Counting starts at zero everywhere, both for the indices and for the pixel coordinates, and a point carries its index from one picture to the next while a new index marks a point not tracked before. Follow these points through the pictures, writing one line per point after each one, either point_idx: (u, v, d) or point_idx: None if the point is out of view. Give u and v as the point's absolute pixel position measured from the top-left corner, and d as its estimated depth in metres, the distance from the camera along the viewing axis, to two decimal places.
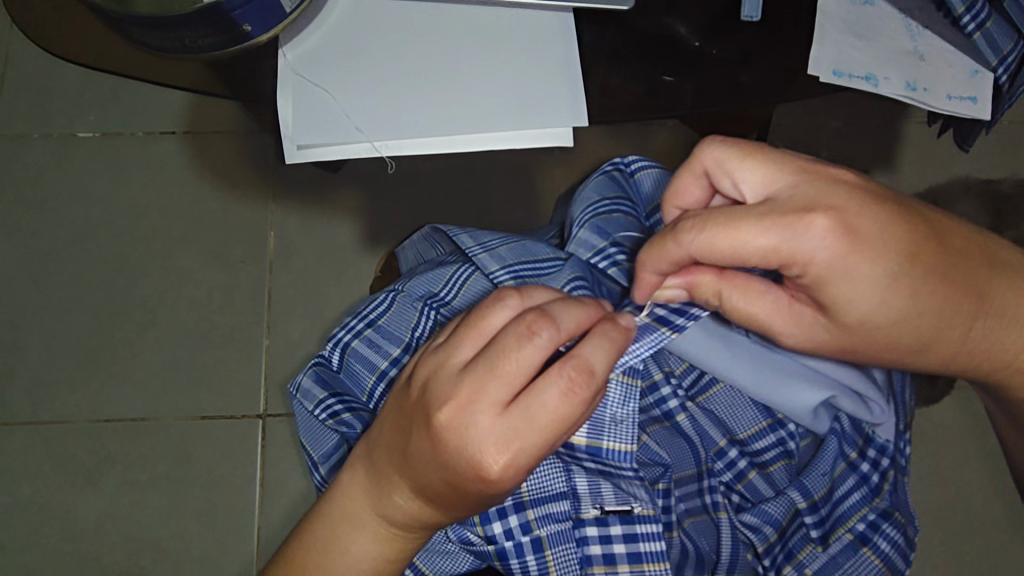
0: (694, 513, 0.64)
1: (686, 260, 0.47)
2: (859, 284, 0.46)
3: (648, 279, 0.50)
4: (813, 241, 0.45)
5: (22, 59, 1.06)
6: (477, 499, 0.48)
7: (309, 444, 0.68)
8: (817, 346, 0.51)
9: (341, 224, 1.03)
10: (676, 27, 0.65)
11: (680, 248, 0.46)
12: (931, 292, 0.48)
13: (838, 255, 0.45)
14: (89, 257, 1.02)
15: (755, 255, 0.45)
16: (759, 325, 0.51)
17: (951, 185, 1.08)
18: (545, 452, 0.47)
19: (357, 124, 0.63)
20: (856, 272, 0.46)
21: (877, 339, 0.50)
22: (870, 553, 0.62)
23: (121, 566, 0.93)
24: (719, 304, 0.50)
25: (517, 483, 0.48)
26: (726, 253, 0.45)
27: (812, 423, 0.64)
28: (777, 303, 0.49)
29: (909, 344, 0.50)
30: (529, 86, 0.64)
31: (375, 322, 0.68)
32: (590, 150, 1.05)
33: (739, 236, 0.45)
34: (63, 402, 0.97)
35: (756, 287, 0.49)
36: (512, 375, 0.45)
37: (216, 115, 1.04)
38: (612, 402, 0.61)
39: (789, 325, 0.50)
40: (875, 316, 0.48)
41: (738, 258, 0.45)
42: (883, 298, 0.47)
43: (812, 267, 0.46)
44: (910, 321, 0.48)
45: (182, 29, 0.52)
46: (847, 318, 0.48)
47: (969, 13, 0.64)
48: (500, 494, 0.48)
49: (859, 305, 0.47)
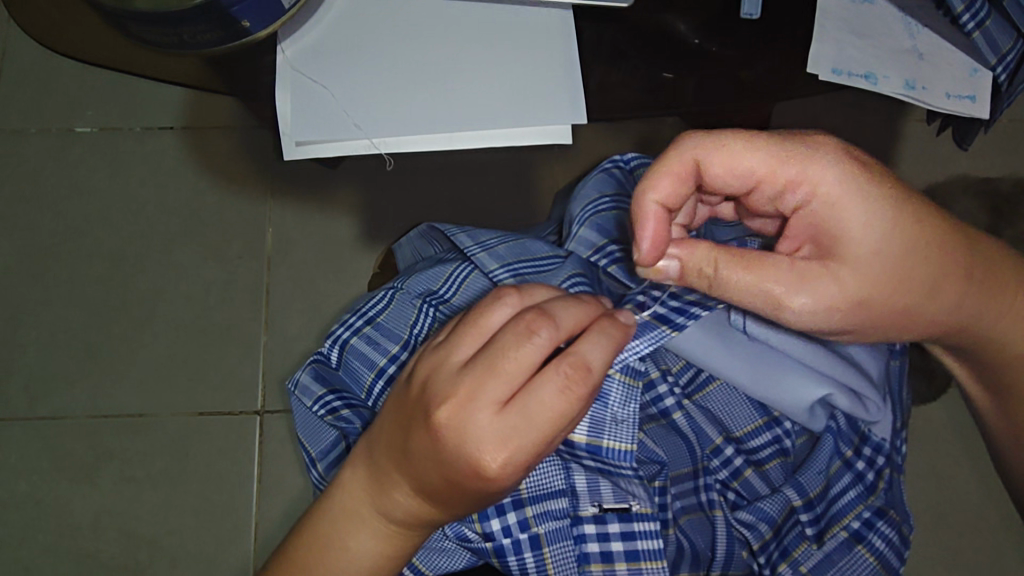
0: (690, 511, 0.64)
1: (691, 168, 0.49)
2: (868, 211, 0.50)
3: (651, 210, 0.49)
4: (823, 162, 0.49)
5: (18, 53, 1.06)
6: (477, 496, 0.48)
7: (308, 441, 0.68)
8: (833, 304, 0.51)
9: (339, 219, 1.03)
10: (676, 25, 0.64)
11: (685, 150, 0.49)
12: (930, 228, 0.51)
13: (846, 176, 0.49)
14: (88, 252, 1.02)
15: (764, 168, 0.49)
16: (763, 291, 0.50)
17: (950, 184, 1.08)
18: (543, 449, 0.46)
19: (357, 122, 0.63)
20: (862, 197, 0.50)
21: (891, 281, 0.51)
22: (864, 550, 0.63)
23: (120, 560, 0.93)
24: (714, 275, 0.50)
25: (516, 480, 0.48)
26: (736, 163, 0.49)
27: (808, 420, 0.64)
28: (781, 266, 0.50)
29: (922, 282, 0.52)
30: (528, 83, 0.64)
31: (375, 319, 0.68)
32: (589, 147, 1.05)
33: (749, 146, 0.49)
34: (62, 397, 0.97)
35: (754, 258, 0.50)
36: (511, 373, 0.45)
37: (214, 110, 1.03)
38: (613, 402, 0.61)
39: (794, 285, 0.50)
40: (883, 252, 0.50)
41: (749, 171, 0.49)
42: (888, 230, 0.50)
43: (819, 189, 0.50)
44: (917, 258, 0.51)
45: (179, 26, 0.52)
46: (854, 253, 0.50)
47: (969, 11, 0.65)
48: (501, 491, 0.48)
49: (869, 234, 0.50)
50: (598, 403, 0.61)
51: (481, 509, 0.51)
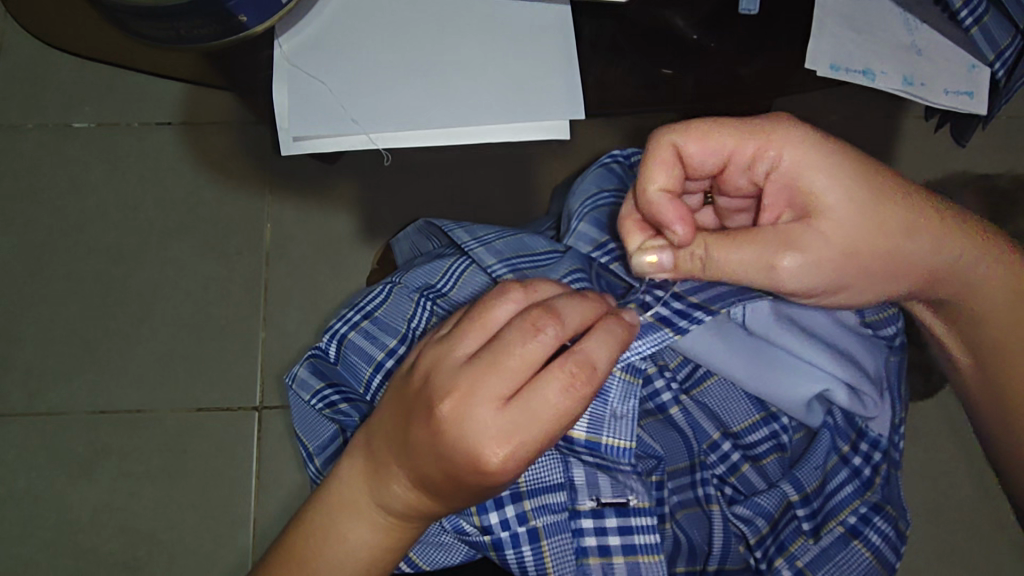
0: (687, 505, 0.64)
1: (671, 154, 0.51)
2: (831, 163, 0.51)
3: (654, 198, 0.50)
4: (782, 128, 0.52)
5: (14, 48, 1.05)
6: (478, 490, 0.48)
7: (305, 435, 0.68)
8: (821, 261, 0.53)
9: (337, 215, 1.03)
10: (673, 20, 0.61)
11: (661, 138, 0.51)
12: (885, 171, 0.54)
13: (804, 138, 0.51)
14: (86, 248, 1.02)
15: (733, 143, 0.51)
16: (754, 259, 0.51)
17: (949, 180, 1.08)
18: (545, 446, 0.47)
19: (353, 116, 0.64)
20: (827, 156, 0.52)
21: (869, 227, 0.52)
22: (860, 545, 0.63)
23: (118, 556, 0.93)
24: (705, 257, 0.51)
25: (515, 476, 0.48)
26: (708, 142, 0.51)
27: (806, 416, 0.65)
28: (766, 235, 0.52)
29: (896, 223, 0.53)
30: (526, 80, 0.65)
31: (372, 314, 0.68)
32: (587, 142, 1.05)
33: (715, 127, 0.51)
34: (58, 394, 0.97)
35: (740, 234, 0.51)
36: (515, 369, 0.45)
37: (212, 105, 1.03)
38: (612, 398, 0.60)
39: (781, 249, 0.52)
40: (855, 200, 0.52)
41: (720, 148, 0.51)
42: (853, 179, 0.52)
43: (785, 153, 0.51)
44: (885, 202, 0.53)
45: (174, 20, 0.52)
46: (830, 212, 0.52)
47: (966, 9, 0.65)
48: (500, 485, 0.48)
49: (838, 189, 0.52)
50: (598, 402, 0.60)
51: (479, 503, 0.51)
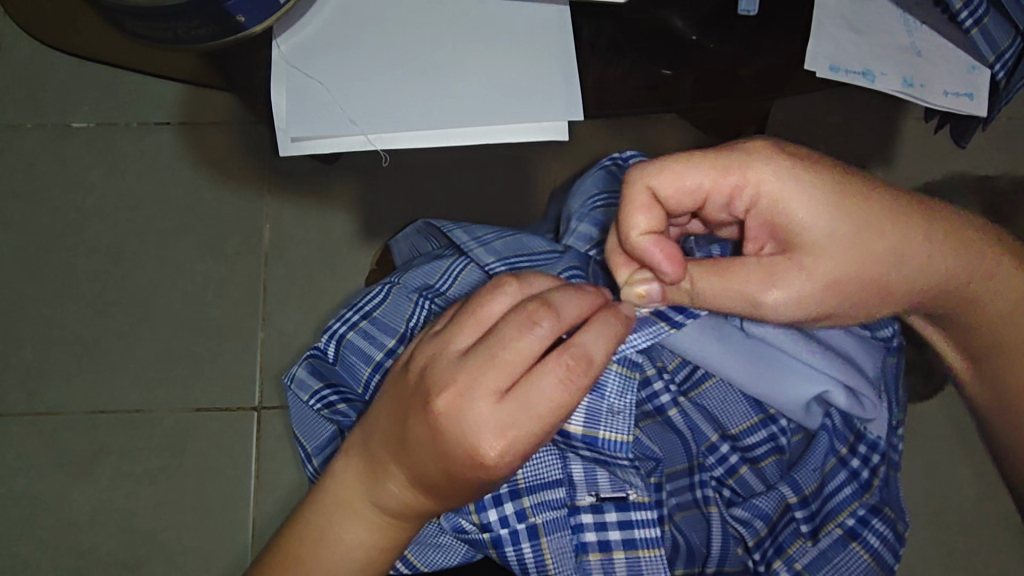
0: (685, 507, 0.64)
1: (648, 199, 0.49)
2: (812, 194, 0.49)
3: (642, 242, 0.48)
4: (757, 163, 0.49)
5: (13, 47, 1.05)
6: (475, 486, 0.48)
7: (303, 436, 0.68)
8: (808, 295, 0.51)
9: (336, 215, 1.03)
10: (672, 21, 0.61)
11: (636, 182, 0.48)
12: (872, 198, 0.50)
13: (781, 171, 0.49)
14: (85, 247, 1.01)
15: (710, 183, 0.49)
16: (736, 295, 0.51)
17: (949, 181, 1.08)
18: (542, 439, 0.46)
19: (352, 117, 0.64)
20: (806, 185, 0.49)
21: (853, 260, 0.50)
22: (859, 547, 0.62)
23: (117, 556, 0.93)
24: (690, 289, 0.51)
25: (512, 471, 0.48)
26: (683, 183, 0.48)
27: (804, 419, 0.65)
28: (750, 269, 0.51)
29: (886, 252, 0.50)
30: (524, 80, 0.65)
31: (370, 314, 0.68)
32: (586, 143, 1.05)
33: (689, 167, 0.48)
34: (57, 393, 0.97)
35: (722, 267, 0.51)
36: (511, 362, 0.45)
37: (212, 105, 1.03)
38: (609, 392, 0.62)
39: (764, 284, 0.51)
40: (836, 232, 0.49)
41: (696, 187, 0.49)
42: (834, 211, 0.49)
43: (762, 189, 0.49)
44: (870, 231, 0.50)
45: (172, 19, 0.52)
46: (814, 242, 0.50)
47: (967, 9, 0.66)
48: (497, 480, 0.47)
49: (820, 221, 0.49)
50: (595, 394, 0.62)
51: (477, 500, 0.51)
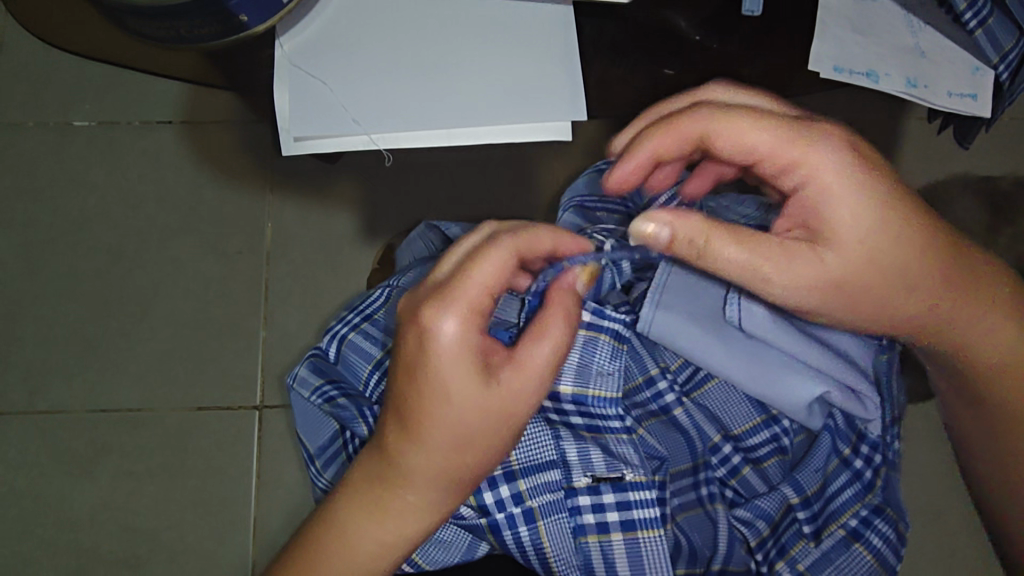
0: (688, 508, 0.64)
1: (696, 135, 0.51)
2: (859, 199, 0.49)
3: (642, 154, 0.54)
4: (824, 148, 0.49)
5: (16, 46, 1.05)
6: (435, 379, 0.48)
7: (307, 436, 0.68)
8: (812, 286, 0.51)
9: (337, 214, 1.03)
10: (675, 20, 0.62)
11: (695, 118, 0.50)
12: (913, 221, 0.51)
13: (842, 166, 0.49)
14: (87, 246, 1.01)
15: (768, 147, 0.49)
16: (746, 266, 0.49)
17: (951, 181, 1.08)
18: (480, 304, 0.48)
19: (354, 117, 0.64)
20: (854, 186, 0.49)
21: (870, 266, 0.50)
22: (862, 548, 0.62)
23: (119, 555, 0.93)
24: (704, 247, 0.48)
25: (466, 354, 0.48)
26: (743, 137, 0.49)
27: (805, 419, 0.64)
28: (771, 246, 0.49)
29: (903, 275, 0.52)
30: (528, 81, 0.65)
31: (372, 316, 0.69)
32: (589, 142, 1.04)
33: (757, 125, 0.49)
34: (59, 392, 0.97)
35: (744, 234, 0.49)
36: (452, 258, 0.50)
37: (214, 104, 1.03)
38: (599, 355, 0.64)
39: (780, 262, 0.49)
40: (866, 237, 0.50)
41: (753, 147, 0.49)
42: (873, 217, 0.50)
43: (816, 175, 0.49)
44: (895, 246, 0.51)
45: (176, 19, 0.52)
46: (838, 240, 0.50)
47: (971, 9, 0.65)
48: (450, 363, 0.48)
49: (853, 221, 0.50)
50: (585, 355, 0.64)
51: (456, 422, 0.49)
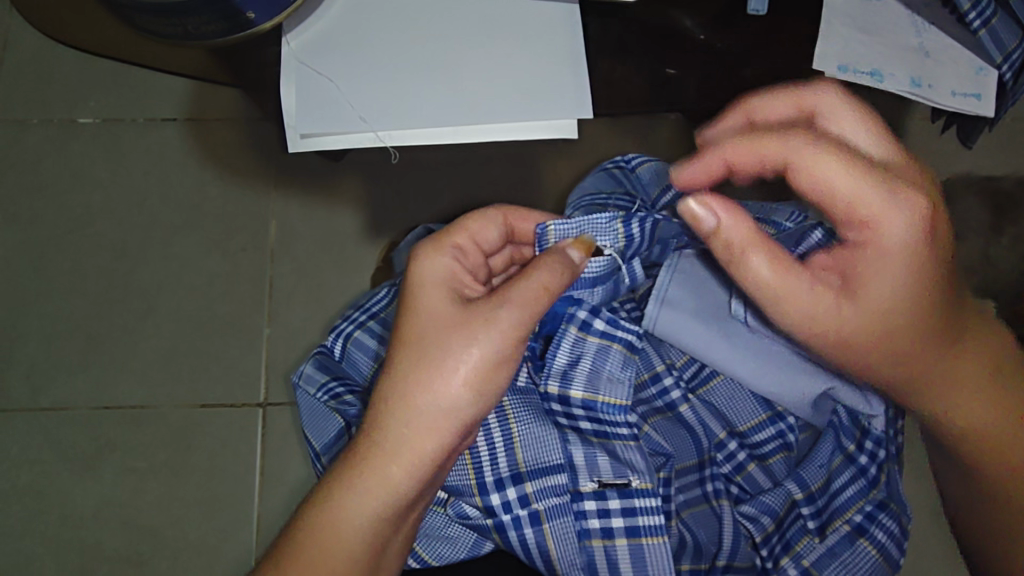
0: (693, 504, 0.65)
1: (779, 163, 0.46)
2: (904, 273, 0.48)
3: (715, 161, 0.50)
4: (903, 214, 0.46)
5: (20, 43, 1.05)
6: (413, 293, 0.54)
7: (311, 434, 0.67)
8: (819, 329, 0.51)
9: (341, 211, 1.03)
10: (682, 20, 0.61)
11: (787, 146, 0.45)
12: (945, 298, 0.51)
13: (908, 241, 0.47)
14: (90, 243, 1.01)
15: (851, 197, 0.45)
16: (766, 292, 0.49)
17: (953, 181, 1.08)
18: (458, 244, 0.57)
19: (360, 114, 0.64)
20: (908, 259, 0.47)
21: (885, 325, 0.50)
22: (867, 543, 0.62)
23: (121, 551, 0.93)
24: (737, 256, 0.48)
25: (443, 274, 0.54)
26: (827, 181, 0.45)
27: (812, 415, 0.65)
28: (800, 281, 0.49)
29: (912, 342, 0.52)
30: (533, 79, 0.65)
31: (377, 314, 0.69)
32: (592, 141, 1.05)
33: (848, 173, 0.45)
34: (62, 388, 0.97)
35: (783, 262, 0.48)
36: None
37: (219, 101, 1.03)
38: (610, 362, 0.64)
39: (804, 299, 0.49)
40: (893, 302, 0.49)
41: (834, 192, 0.45)
42: (909, 286, 0.49)
43: (879, 239, 0.47)
44: (916, 312, 0.50)
45: (184, 16, 0.52)
46: (866, 295, 0.49)
47: (975, 10, 0.65)
48: (430, 279, 0.54)
49: (889, 289, 0.49)
50: (596, 361, 0.63)
51: (429, 332, 0.51)
